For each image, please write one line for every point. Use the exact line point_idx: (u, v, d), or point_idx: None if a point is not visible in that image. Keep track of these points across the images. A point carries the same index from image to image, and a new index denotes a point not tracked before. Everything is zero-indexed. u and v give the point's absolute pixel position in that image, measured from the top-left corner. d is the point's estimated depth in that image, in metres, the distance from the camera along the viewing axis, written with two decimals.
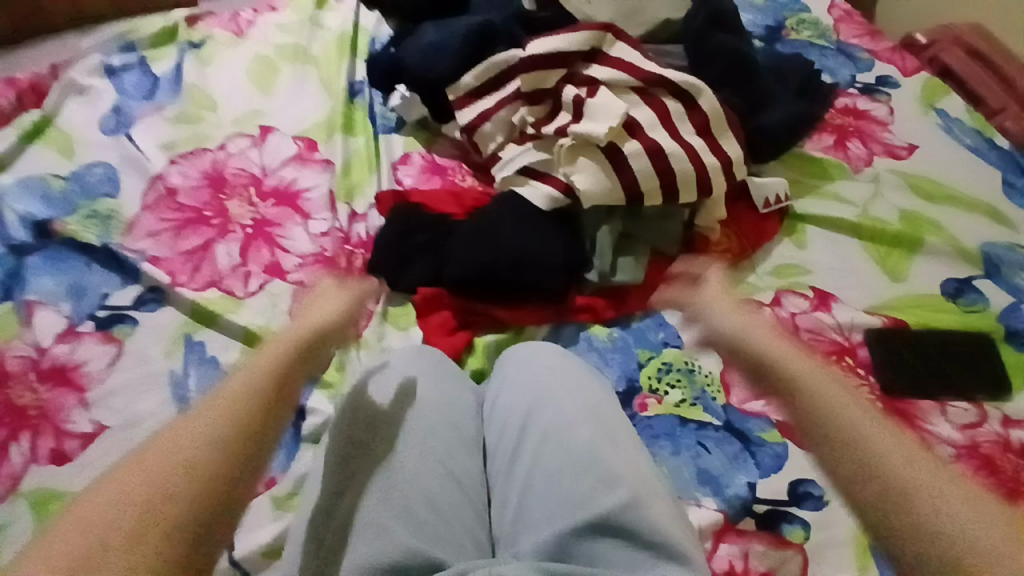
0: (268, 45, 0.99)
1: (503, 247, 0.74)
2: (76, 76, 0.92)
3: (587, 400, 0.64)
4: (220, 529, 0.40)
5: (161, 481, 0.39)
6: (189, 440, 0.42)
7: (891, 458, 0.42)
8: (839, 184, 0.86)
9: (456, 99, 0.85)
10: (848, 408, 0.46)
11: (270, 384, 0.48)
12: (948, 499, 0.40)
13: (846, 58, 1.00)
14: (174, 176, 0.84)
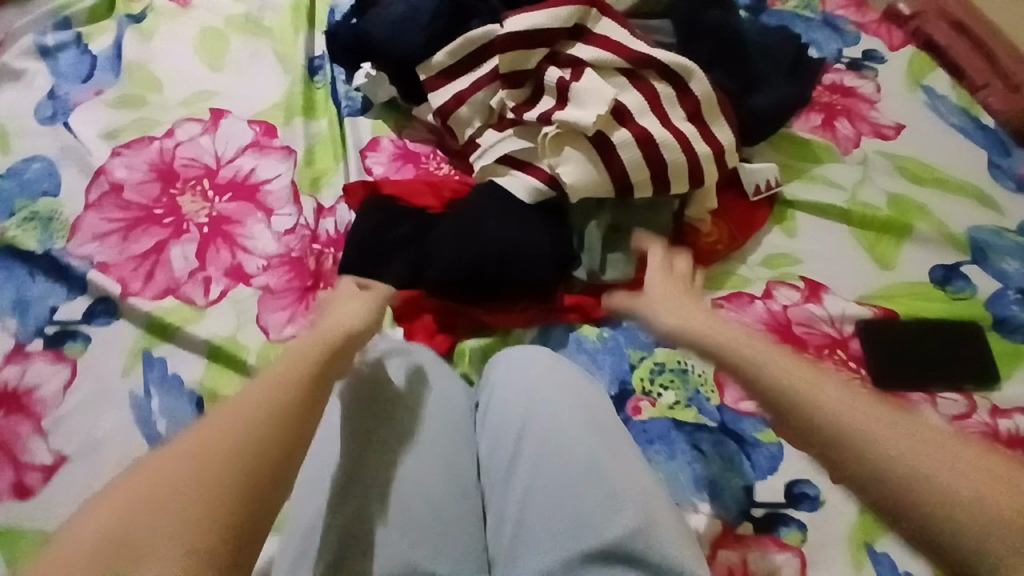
0: (216, 15, 0.90)
1: (487, 242, 0.70)
2: (8, 59, 0.85)
3: (587, 410, 0.62)
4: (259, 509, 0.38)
5: (206, 450, 0.39)
6: (214, 438, 0.39)
7: (849, 422, 0.39)
8: (827, 167, 0.83)
9: (428, 79, 0.78)
10: (796, 382, 0.43)
11: (306, 378, 0.46)
12: (923, 457, 0.36)
13: (832, 30, 0.96)
14: (118, 169, 0.77)
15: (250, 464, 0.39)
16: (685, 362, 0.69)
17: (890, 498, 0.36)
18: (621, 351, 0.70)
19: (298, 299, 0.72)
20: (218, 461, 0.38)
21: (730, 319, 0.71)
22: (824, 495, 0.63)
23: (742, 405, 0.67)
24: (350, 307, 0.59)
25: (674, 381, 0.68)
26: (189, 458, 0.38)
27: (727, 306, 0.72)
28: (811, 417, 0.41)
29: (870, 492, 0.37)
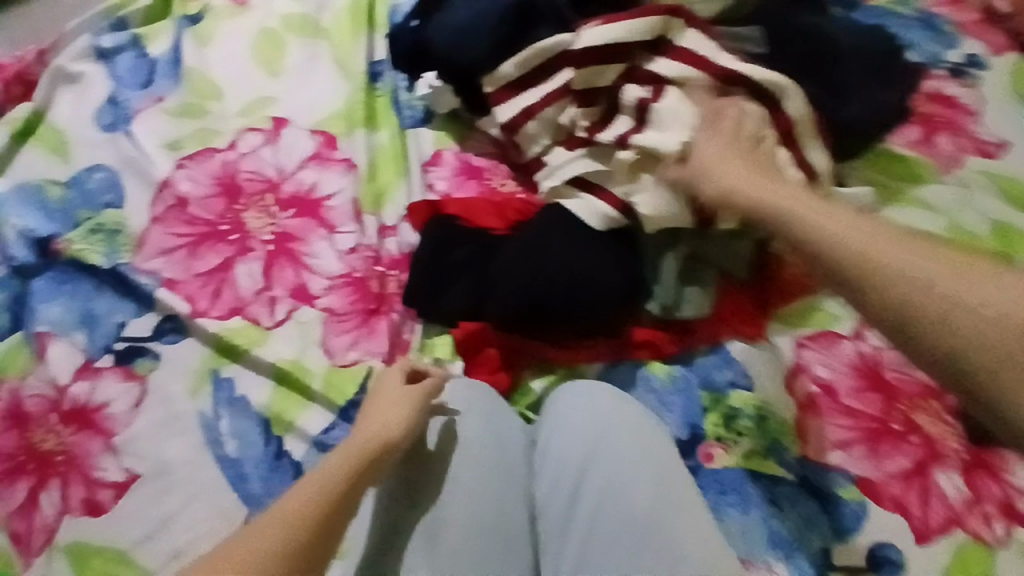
0: (272, 15, 0.87)
1: (556, 272, 0.66)
2: (64, 62, 0.84)
3: (648, 459, 0.59)
4: None
5: None
6: (241, 560, 0.47)
7: (904, 271, 0.47)
8: (924, 189, 0.76)
9: (494, 92, 0.74)
10: (880, 251, 0.48)
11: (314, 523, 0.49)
12: (921, 274, 0.46)
13: (929, 30, 0.87)
14: (183, 182, 0.77)
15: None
16: (763, 408, 0.64)
17: (928, 348, 0.45)
18: (692, 393, 0.66)
19: (361, 323, 0.70)
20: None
21: (813, 362, 0.67)
22: (907, 559, 0.59)
23: (825, 458, 0.63)
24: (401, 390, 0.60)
25: (750, 429, 0.64)
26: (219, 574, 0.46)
27: (811, 347, 0.68)
28: (900, 286, 0.47)
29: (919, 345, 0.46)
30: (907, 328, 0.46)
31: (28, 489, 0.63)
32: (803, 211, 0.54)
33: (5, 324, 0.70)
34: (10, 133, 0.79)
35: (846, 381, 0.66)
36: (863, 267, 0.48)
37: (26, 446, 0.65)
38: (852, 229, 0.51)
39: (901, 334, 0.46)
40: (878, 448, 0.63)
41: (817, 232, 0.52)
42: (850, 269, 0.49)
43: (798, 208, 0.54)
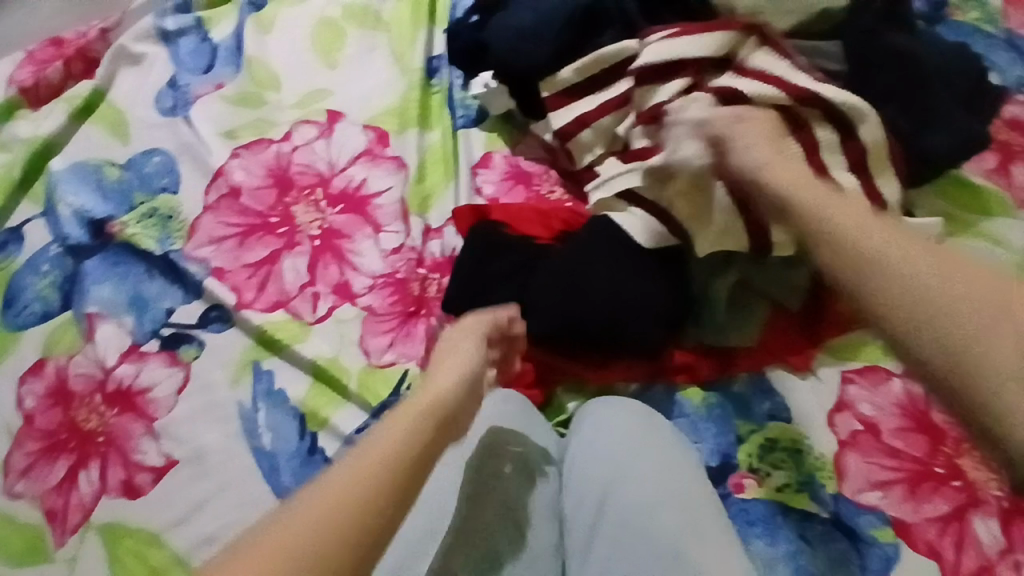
0: (334, 4, 0.87)
1: (602, 290, 0.65)
2: (127, 42, 0.85)
3: (672, 480, 0.58)
4: None
5: (325, 519, 0.38)
6: (349, 480, 0.40)
7: (947, 305, 0.41)
8: (998, 223, 0.72)
9: (551, 96, 0.73)
10: (928, 276, 0.42)
11: (421, 440, 0.45)
12: (964, 310, 0.40)
13: (1016, 52, 0.81)
14: (236, 172, 0.77)
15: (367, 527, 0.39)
16: (802, 442, 0.64)
17: (919, 324, 0.41)
18: (728, 421, 0.65)
19: (400, 325, 0.70)
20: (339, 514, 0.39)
21: (859, 399, 0.65)
22: None
23: (861, 497, 0.62)
24: (463, 346, 0.57)
25: (786, 462, 0.63)
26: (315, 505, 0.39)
27: (857, 382, 0.66)
28: (879, 263, 0.44)
29: (908, 322, 0.41)
30: (887, 306, 0.43)
31: (72, 466, 0.65)
32: (849, 223, 0.48)
33: (56, 301, 0.72)
34: (71, 111, 0.81)
35: (891, 421, 0.65)
36: (842, 246, 0.47)
37: (70, 423, 0.67)
38: (839, 207, 0.49)
39: (930, 348, 0.40)
40: (917, 490, 0.62)
41: (855, 244, 0.46)
42: (832, 251, 0.47)
43: (832, 218, 0.49)
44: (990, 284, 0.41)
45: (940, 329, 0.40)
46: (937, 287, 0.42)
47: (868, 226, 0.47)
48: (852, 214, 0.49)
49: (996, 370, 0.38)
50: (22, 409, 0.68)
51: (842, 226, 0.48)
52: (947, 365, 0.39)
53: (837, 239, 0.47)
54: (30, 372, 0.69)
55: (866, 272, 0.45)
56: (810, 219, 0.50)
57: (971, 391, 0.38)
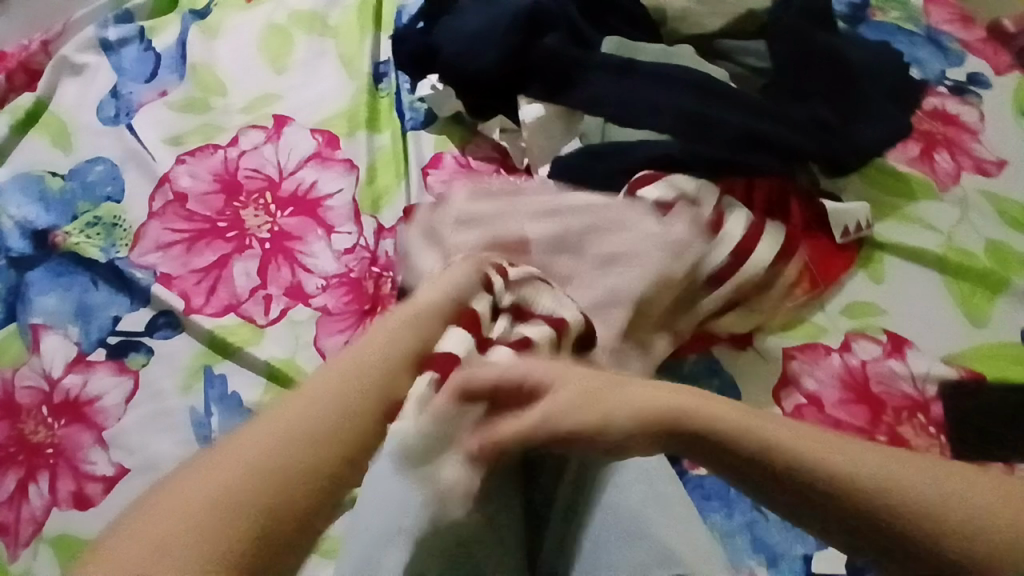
0: (281, 13, 0.88)
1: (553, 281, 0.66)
2: (69, 53, 0.84)
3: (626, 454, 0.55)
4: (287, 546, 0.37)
5: (296, 453, 0.39)
6: (319, 415, 0.41)
7: (920, 499, 0.41)
8: (923, 206, 0.76)
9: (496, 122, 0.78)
10: (880, 470, 0.42)
11: (376, 403, 0.43)
12: (951, 505, 0.41)
13: (936, 47, 0.86)
14: (183, 178, 0.77)
15: (306, 469, 0.39)
16: None
17: (879, 519, 0.41)
18: None
19: (355, 322, 0.70)
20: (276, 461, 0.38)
21: (802, 374, 0.69)
22: None
23: None
24: (453, 271, 0.54)
25: None
26: (248, 453, 0.39)
27: (799, 358, 0.69)
28: (780, 466, 0.43)
29: (840, 512, 0.42)
30: (813, 503, 0.42)
31: (18, 480, 0.64)
32: (745, 440, 0.43)
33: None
34: (12, 123, 0.80)
35: (833, 394, 0.68)
36: (727, 453, 0.44)
37: (16, 436, 0.65)
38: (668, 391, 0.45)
39: (921, 551, 0.41)
40: None
41: (776, 460, 0.43)
42: (733, 470, 0.44)
43: (727, 432, 0.44)
44: (854, 442, 0.44)
45: (929, 530, 0.41)
46: (913, 496, 0.41)
47: (769, 429, 0.44)
48: (736, 419, 0.44)
49: (922, 505, 0.41)
50: None
51: (743, 449, 0.43)
52: (886, 535, 0.41)
53: (747, 456, 0.43)
54: None
55: (832, 487, 0.42)
56: (694, 435, 0.44)
57: (921, 538, 0.41)
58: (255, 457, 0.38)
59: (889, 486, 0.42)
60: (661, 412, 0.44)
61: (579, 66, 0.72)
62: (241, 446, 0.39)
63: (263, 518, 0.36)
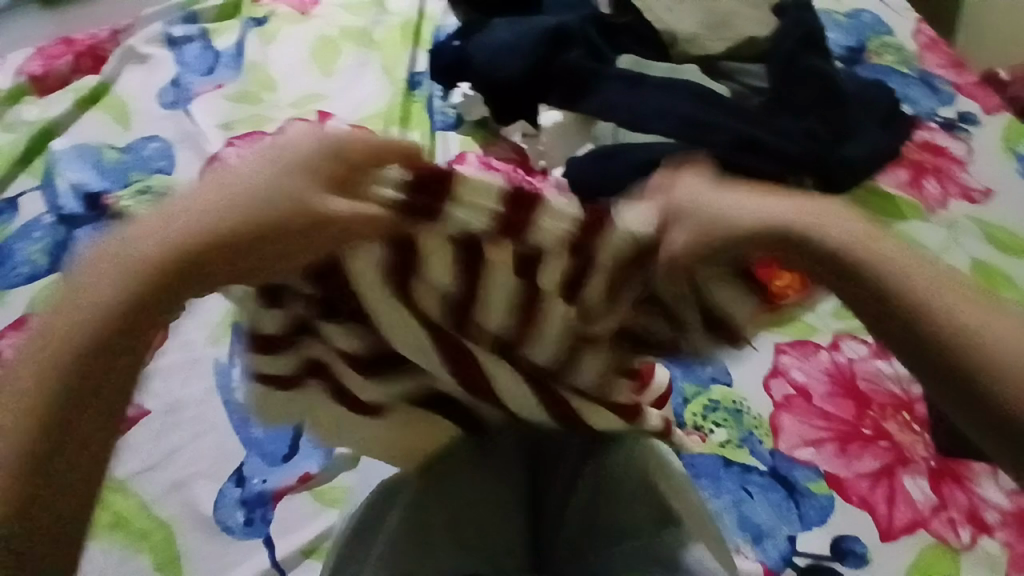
0: (333, 26, 0.98)
1: None
2: (137, 45, 0.94)
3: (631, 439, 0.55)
4: (78, 457, 0.32)
5: (53, 357, 0.31)
6: (79, 307, 0.32)
7: (1011, 354, 0.34)
8: (912, 225, 0.81)
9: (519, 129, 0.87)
10: (978, 325, 0.35)
11: (149, 275, 0.32)
12: None
13: (929, 88, 0.94)
14: (230, 157, 0.83)
15: (72, 399, 0.32)
16: (741, 403, 0.70)
17: (964, 361, 0.35)
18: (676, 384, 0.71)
19: None
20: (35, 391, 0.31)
21: (790, 366, 0.72)
22: (871, 554, 0.62)
23: (797, 453, 0.67)
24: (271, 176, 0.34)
25: (727, 420, 0.69)
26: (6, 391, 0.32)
27: (790, 353, 0.73)
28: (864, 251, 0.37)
29: (863, 297, 0.37)
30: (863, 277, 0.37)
31: None
32: (890, 260, 0.37)
33: (45, 264, 0.76)
34: (77, 100, 0.88)
35: (821, 386, 0.71)
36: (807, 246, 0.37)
37: None
38: (777, 196, 0.38)
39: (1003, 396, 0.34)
40: (847, 448, 0.67)
41: (889, 281, 0.37)
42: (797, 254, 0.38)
43: (862, 248, 0.37)
44: (973, 298, 0.36)
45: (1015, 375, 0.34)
46: (1010, 348, 0.35)
47: (905, 260, 0.37)
48: (875, 240, 0.38)
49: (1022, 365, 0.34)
50: None
51: (877, 267, 0.37)
52: (973, 383, 0.35)
53: (868, 273, 0.37)
54: (10, 325, 0.71)
55: (916, 324, 0.36)
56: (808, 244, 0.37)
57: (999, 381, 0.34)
58: (13, 402, 0.31)
59: (932, 302, 0.36)
60: (718, 211, 0.38)
61: (593, 75, 0.79)
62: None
63: (36, 442, 0.31)
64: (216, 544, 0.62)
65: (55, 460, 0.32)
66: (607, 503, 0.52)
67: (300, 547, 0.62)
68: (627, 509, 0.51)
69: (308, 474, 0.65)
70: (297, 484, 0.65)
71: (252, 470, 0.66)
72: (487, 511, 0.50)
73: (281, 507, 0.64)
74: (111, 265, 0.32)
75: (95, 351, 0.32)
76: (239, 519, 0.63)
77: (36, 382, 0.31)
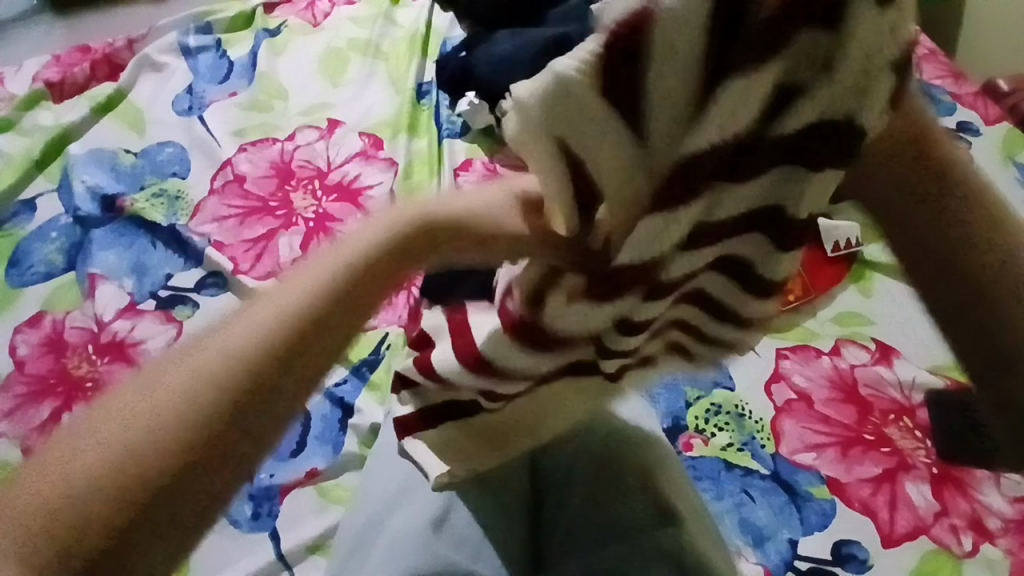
0: (341, 37, 1.00)
1: None
2: (152, 53, 0.96)
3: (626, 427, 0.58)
4: (173, 531, 0.29)
5: (181, 401, 0.30)
6: (240, 333, 0.32)
7: None
8: None
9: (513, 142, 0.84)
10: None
11: (322, 298, 0.34)
12: None
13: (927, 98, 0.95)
14: (242, 164, 0.86)
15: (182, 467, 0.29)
16: (743, 407, 0.71)
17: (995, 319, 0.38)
18: (678, 388, 0.72)
19: None
20: (184, 410, 0.30)
21: (792, 371, 0.73)
22: (872, 559, 0.62)
23: (798, 457, 0.68)
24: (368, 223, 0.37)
25: (729, 424, 0.70)
26: (119, 422, 0.29)
27: (791, 357, 0.74)
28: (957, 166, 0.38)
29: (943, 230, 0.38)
30: (921, 187, 0.38)
31: (55, 409, 0.68)
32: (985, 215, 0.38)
33: (61, 264, 0.78)
34: (93, 106, 0.91)
35: (821, 391, 0.71)
36: (923, 147, 0.38)
37: (60, 369, 0.70)
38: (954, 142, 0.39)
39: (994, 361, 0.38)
40: (848, 454, 0.68)
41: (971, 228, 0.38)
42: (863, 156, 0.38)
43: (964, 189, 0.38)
44: None
45: None
46: None
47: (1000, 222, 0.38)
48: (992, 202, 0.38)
49: None
50: (14, 356, 0.71)
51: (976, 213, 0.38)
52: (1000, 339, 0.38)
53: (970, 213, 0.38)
54: (26, 323, 0.73)
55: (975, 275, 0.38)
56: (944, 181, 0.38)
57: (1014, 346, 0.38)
58: (113, 447, 0.29)
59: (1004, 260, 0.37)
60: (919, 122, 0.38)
61: None
62: (96, 424, 0.29)
63: (154, 489, 0.28)
64: (223, 537, 0.63)
65: (200, 472, 0.30)
66: (610, 494, 0.54)
67: (305, 543, 0.62)
68: (627, 502, 0.53)
69: (315, 471, 0.66)
70: (303, 480, 0.66)
71: (261, 464, 0.66)
72: (490, 499, 0.54)
73: (289, 501, 0.65)
74: (299, 284, 0.34)
75: (279, 359, 0.32)
76: (247, 513, 0.64)
77: (189, 393, 0.30)
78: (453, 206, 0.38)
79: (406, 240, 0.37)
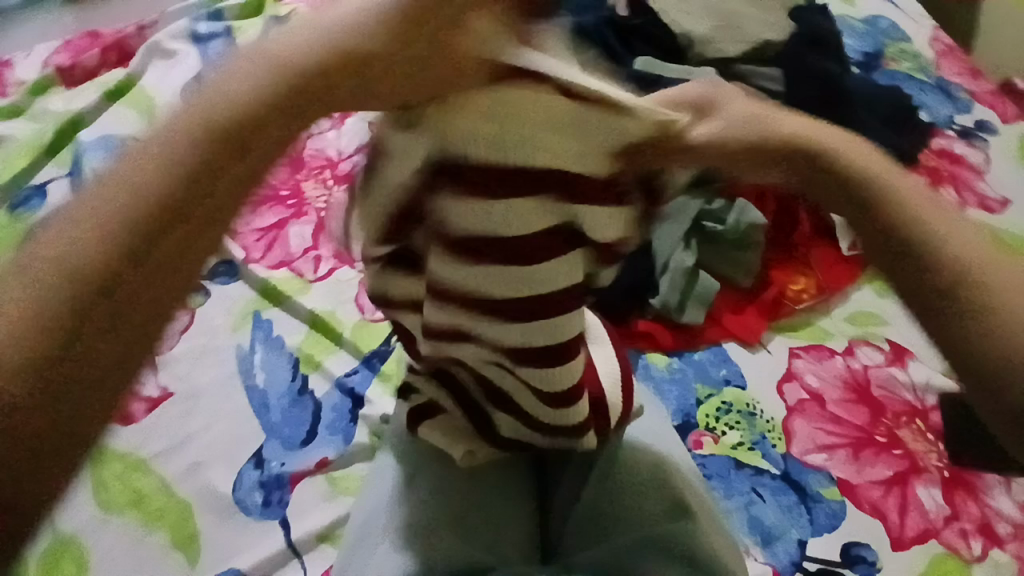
0: None
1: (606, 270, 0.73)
2: (163, 39, 0.95)
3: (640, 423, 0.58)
4: (100, 348, 0.28)
5: (110, 219, 0.29)
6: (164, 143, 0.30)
7: None
8: None
9: None
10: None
11: (241, 106, 0.31)
12: None
13: (944, 95, 0.94)
14: None
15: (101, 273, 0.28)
16: (754, 406, 0.70)
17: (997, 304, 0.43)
18: (688, 384, 0.71)
19: None
20: (104, 230, 0.28)
21: (804, 370, 0.72)
22: (882, 561, 0.62)
23: (809, 458, 0.67)
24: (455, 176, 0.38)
25: (740, 422, 0.69)
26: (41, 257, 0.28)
27: (803, 357, 0.73)
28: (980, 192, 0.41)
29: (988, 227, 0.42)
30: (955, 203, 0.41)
31: None
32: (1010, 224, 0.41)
33: None
34: (104, 92, 0.90)
35: (833, 391, 0.71)
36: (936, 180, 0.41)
37: None
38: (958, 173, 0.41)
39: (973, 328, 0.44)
40: (860, 455, 0.67)
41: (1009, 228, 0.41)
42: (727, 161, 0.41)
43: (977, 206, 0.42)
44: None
45: None
46: None
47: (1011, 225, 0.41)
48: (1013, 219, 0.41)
49: None
50: None
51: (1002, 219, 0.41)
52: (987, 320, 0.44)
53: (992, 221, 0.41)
54: None
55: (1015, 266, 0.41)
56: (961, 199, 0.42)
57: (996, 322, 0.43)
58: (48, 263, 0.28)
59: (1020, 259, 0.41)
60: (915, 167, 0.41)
61: None
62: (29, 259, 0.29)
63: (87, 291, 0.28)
64: (233, 525, 0.63)
65: (118, 288, 0.28)
66: (622, 491, 0.54)
67: (314, 533, 0.62)
68: (639, 497, 0.54)
69: (324, 462, 0.66)
70: (311, 470, 0.66)
71: (270, 453, 0.66)
72: (500, 493, 0.55)
73: (297, 491, 0.65)
74: (162, 144, 0.30)
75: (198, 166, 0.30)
76: (257, 501, 0.64)
77: (117, 211, 0.29)
78: (329, 33, 0.33)
79: (371, 49, 0.33)
